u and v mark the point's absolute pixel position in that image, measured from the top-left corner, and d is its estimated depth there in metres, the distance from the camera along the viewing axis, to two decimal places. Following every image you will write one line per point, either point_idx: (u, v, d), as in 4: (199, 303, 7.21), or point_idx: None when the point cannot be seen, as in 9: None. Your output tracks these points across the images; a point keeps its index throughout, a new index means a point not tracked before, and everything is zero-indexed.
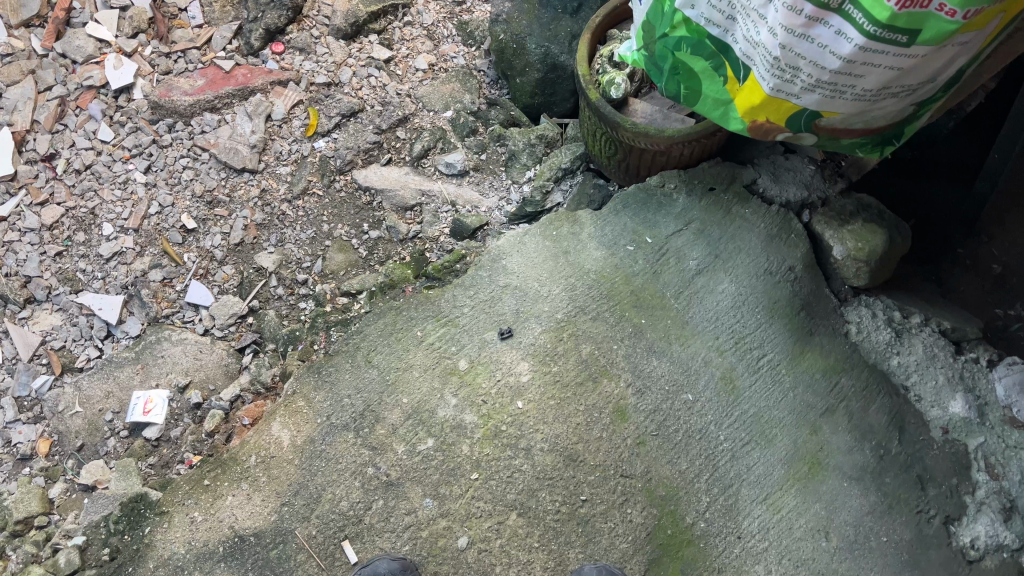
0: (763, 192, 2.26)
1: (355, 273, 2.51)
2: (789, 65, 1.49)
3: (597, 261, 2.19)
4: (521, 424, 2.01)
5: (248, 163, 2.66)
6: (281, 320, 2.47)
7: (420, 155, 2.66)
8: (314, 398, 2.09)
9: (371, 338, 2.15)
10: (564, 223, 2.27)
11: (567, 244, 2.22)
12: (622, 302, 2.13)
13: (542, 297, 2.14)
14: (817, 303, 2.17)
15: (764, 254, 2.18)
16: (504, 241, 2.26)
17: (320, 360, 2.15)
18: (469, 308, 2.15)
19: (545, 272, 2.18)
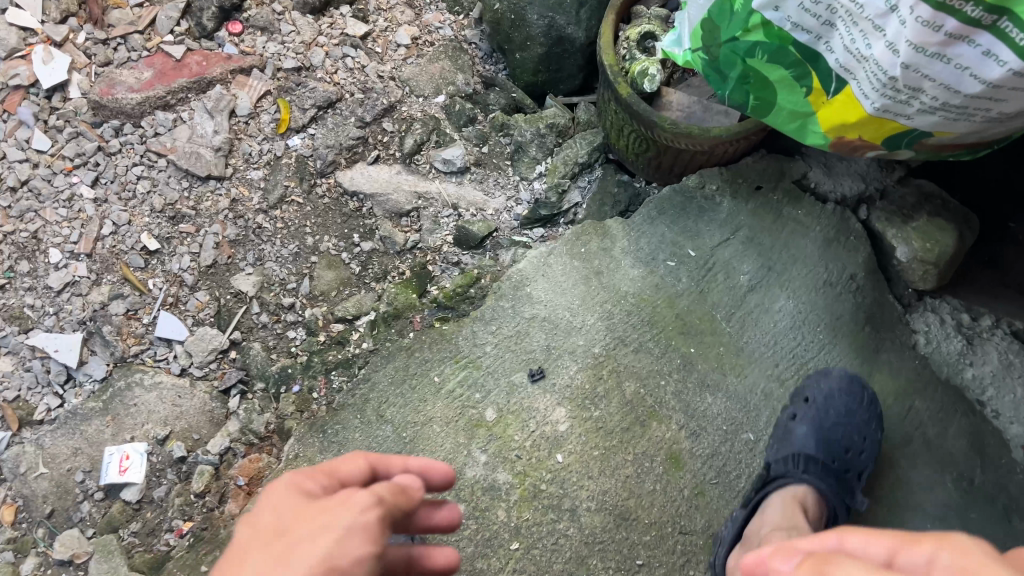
0: (815, 187, 1.98)
1: (350, 294, 2.21)
2: (907, 86, 1.18)
3: (635, 282, 1.92)
4: (564, 481, 1.74)
5: (213, 168, 2.31)
6: (269, 354, 2.18)
7: (412, 151, 2.34)
8: (321, 462, 1.81)
9: (382, 388, 1.86)
10: (593, 235, 1.98)
11: (598, 263, 1.94)
12: (666, 331, 1.86)
13: (576, 329, 1.87)
14: (881, 313, 1.91)
15: (821, 262, 1.91)
16: (526, 262, 1.96)
17: (323, 416, 1.86)
18: (492, 345, 1.87)
19: (575, 298, 1.90)
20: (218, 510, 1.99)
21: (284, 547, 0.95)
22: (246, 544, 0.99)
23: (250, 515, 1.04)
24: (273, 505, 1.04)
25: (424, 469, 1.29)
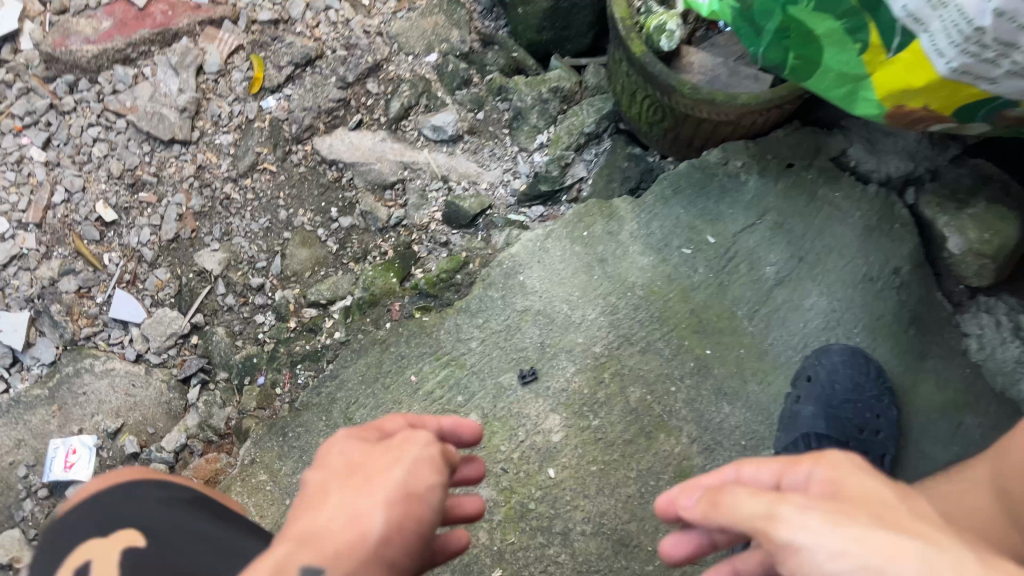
0: (856, 166, 1.69)
1: (326, 276, 1.98)
2: (998, 41, 0.93)
3: (643, 272, 1.66)
4: (555, 501, 1.50)
5: (178, 132, 2.08)
6: (233, 340, 1.96)
7: (399, 116, 2.09)
8: (279, 469, 1.59)
9: (350, 387, 1.63)
10: (597, 216, 1.73)
11: (603, 249, 1.69)
12: (678, 329, 1.61)
13: (574, 325, 1.62)
14: (928, 314, 1.61)
15: (860, 252, 1.62)
16: (520, 246, 1.72)
17: (284, 417, 1.64)
18: (477, 341, 1.63)
19: (575, 289, 1.66)
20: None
21: (358, 486, 0.97)
22: (315, 497, 0.97)
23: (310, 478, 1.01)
24: (333, 460, 1.03)
25: (454, 428, 1.15)
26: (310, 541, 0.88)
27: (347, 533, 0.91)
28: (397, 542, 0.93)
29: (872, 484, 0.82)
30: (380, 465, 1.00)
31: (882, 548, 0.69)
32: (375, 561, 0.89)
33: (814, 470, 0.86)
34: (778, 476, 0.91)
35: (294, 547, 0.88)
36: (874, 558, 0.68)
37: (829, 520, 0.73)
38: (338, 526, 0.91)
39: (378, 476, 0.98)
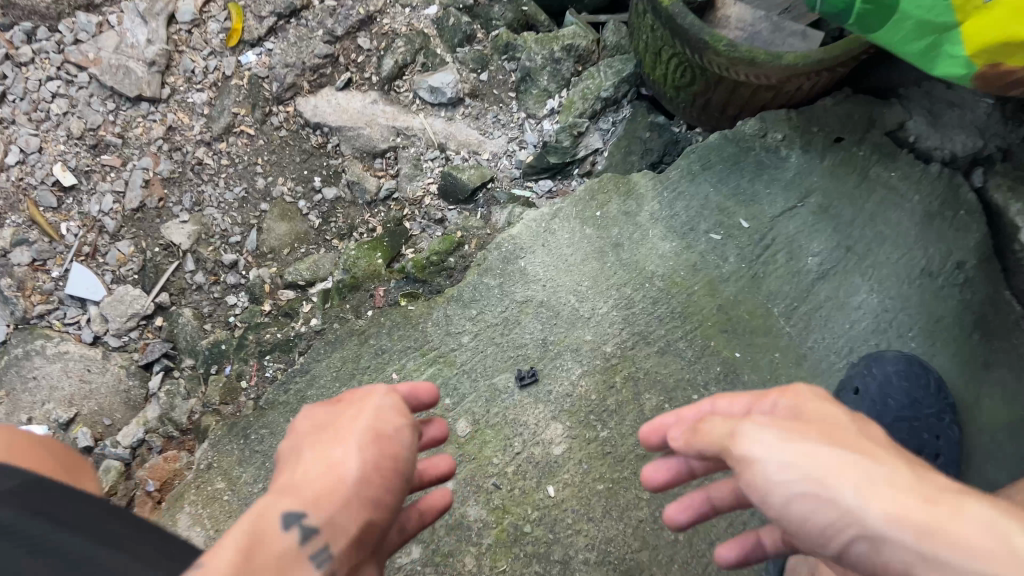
0: (916, 141, 1.44)
1: (307, 254, 1.77)
2: None
3: (665, 260, 1.42)
4: (554, 524, 1.27)
5: (145, 88, 1.87)
6: (202, 324, 1.75)
7: (392, 76, 1.86)
8: (240, 476, 1.39)
9: (323, 384, 1.42)
10: (613, 193, 1.50)
11: (618, 232, 1.46)
12: (703, 327, 1.37)
13: (582, 320, 1.40)
14: (993, 316, 1.35)
15: (918, 243, 1.38)
16: (522, 226, 1.49)
17: (248, 416, 1.44)
18: (470, 336, 1.41)
19: (584, 278, 1.43)
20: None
21: (328, 440, 0.96)
22: (289, 457, 0.97)
23: (286, 448, 1.02)
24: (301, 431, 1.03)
25: (407, 390, 1.09)
26: (290, 493, 0.89)
27: (326, 483, 0.91)
28: (378, 488, 0.94)
29: (840, 417, 0.86)
30: (347, 421, 0.99)
31: (834, 465, 0.77)
32: (357, 504, 0.91)
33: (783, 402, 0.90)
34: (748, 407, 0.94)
35: (273, 501, 0.88)
36: (823, 474, 0.77)
37: (789, 437, 0.81)
38: (319, 475, 0.92)
39: (347, 432, 0.97)
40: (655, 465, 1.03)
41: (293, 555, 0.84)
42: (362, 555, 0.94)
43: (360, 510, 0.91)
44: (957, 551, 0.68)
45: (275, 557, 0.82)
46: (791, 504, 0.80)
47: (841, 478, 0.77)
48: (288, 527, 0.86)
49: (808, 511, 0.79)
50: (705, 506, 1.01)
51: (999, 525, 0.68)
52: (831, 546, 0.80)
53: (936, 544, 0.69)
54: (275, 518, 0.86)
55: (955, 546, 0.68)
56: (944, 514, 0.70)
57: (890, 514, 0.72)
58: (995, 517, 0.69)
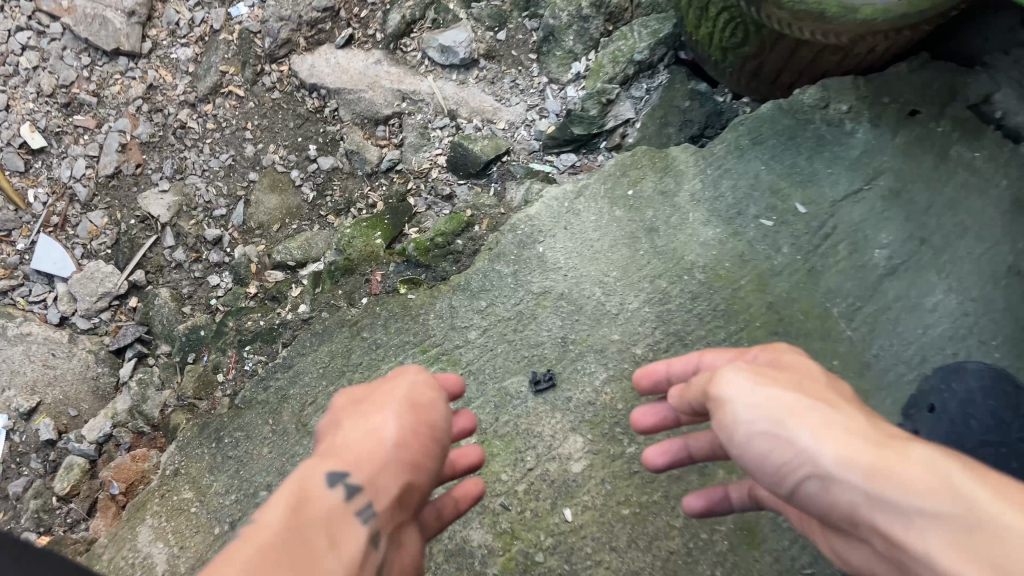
0: (1004, 117, 1.20)
1: (298, 231, 1.58)
2: None
3: (707, 248, 1.22)
4: (570, 554, 1.08)
5: (124, 42, 1.69)
6: (179, 306, 1.56)
7: (399, 33, 1.67)
8: (209, 485, 1.21)
9: (309, 381, 1.24)
10: (647, 169, 1.30)
11: (653, 215, 1.26)
12: (751, 328, 1.17)
13: (608, 317, 1.20)
14: None
15: (1007, 236, 1.15)
16: (542, 205, 1.30)
17: (221, 416, 1.26)
18: (478, 331, 1.23)
19: (612, 267, 1.23)
20: (68, 535, 1.38)
21: (366, 408, 0.86)
22: (327, 430, 0.87)
23: (323, 423, 0.91)
24: (333, 407, 0.92)
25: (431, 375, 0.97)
26: (328, 458, 0.80)
27: (364, 448, 0.81)
28: (421, 456, 0.84)
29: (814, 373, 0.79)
30: (383, 390, 0.89)
31: (793, 407, 0.71)
32: (401, 466, 0.81)
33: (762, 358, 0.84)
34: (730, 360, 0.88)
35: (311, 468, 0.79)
36: (782, 414, 0.71)
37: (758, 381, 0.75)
38: (361, 440, 0.82)
39: (387, 400, 0.87)
40: (642, 409, 0.97)
41: (336, 515, 0.74)
42: (406, 528, 0.82)
43: (404, 475, 0.81)
44: (905, 490, 0.62)
45: (318, 518, 0.73)
46: (746, 445, 0.73)
47: (801, 420, 0.70)
48: (330, 489, 0.76)
49: (763, 455, 0.72)
50: (682, 451, 0.96)
51: (950, 471, 0.61)
52: (784, 495, 0.74)
53: (882, 486, 0.63)
54: (317, 482, 0.77)
55: (902, 483, 0.62)
56: (892, 459, 0.64)
57: (840, 455, 0.66)
58: (945, 462, 0.62)
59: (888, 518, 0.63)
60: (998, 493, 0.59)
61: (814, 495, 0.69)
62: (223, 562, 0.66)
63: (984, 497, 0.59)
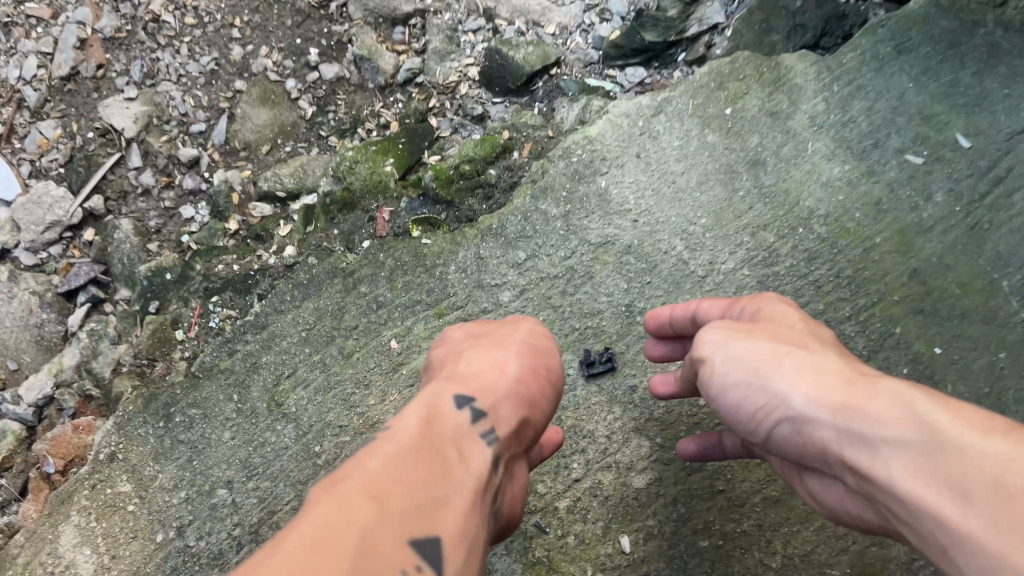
0: None
1: (292, 155, 1.28)
2: None
3: (830, 192, 0.90)
4: None
5: None
6: (143, 241, 1.26)
7: None
8: (152, 477, 0.92)
9: (287, 347, 0.94)
10: (751, 81, 0.97)
11: (756, 144, 0.94)
12: (884, 303, 0.86)
13: (693, 280, 0.90)
14: None
15: None
16: (606, 123, 0.98)
17: (173, 388, 0.96)
18: (513, 292, 0.92)
19: (701, 212, 0.92)
20: None
21: (487, 343, 0.75)
22: (442, 358, 0.75)
23: (432, 350, 0.78)
24: (447, 337, 0.80)
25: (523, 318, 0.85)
26: (448, 381, 0.68)
27: (484, 378, 0.69)
28: (540, 399, 0.71)
29: (797, 320, 0.70)
30: (504, 330, 0.77)
31: (771, 356, 0.65)
32: (520, 400, 0.68)
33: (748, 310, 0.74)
34: (720, 312, 0.77)
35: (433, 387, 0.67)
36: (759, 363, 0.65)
37: (739, 333, 0.69)
38: (479, 368, 0.70)
39: (508, 337, 0.75)
40: (654, 344, 0.85)
41: (461, 432, 0.62)
42: (518, 469, 0.69)
43: (523, 411, 0.68)
44: (868, 429, 0.56)
45: (444, 431, 0.61)
46: (726, 398, 0.68)
47: (778, 367, 0.64)
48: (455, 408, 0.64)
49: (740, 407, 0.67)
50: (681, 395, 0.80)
51: (916, 399, 0.54)
52: (768, 445, 0.69)
53: (852, 423, 0.57)
54: (442, 399, 0.65)
55: (867, 423, 0.56)
56: (861, 396, 0.58)
57: (813, 397, 0.61)
58: (914, 391, 0.55)
59: (859, 455, 0.56)
60: (965, 416, 0.52)
61: (792, 442, 0.64)
62: (352, 464, 0.55)
63: (950, 421, 0.52)
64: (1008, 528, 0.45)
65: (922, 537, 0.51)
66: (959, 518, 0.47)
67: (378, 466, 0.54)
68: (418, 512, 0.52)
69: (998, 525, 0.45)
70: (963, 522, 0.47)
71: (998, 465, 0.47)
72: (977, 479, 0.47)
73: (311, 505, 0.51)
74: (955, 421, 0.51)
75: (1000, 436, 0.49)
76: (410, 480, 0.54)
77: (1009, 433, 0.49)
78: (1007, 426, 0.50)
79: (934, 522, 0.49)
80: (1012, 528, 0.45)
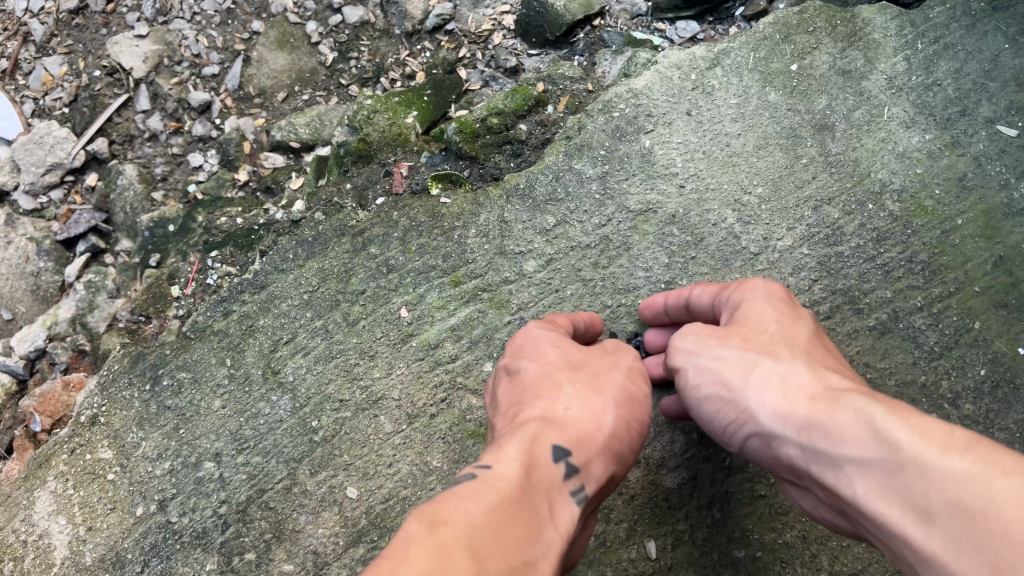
0: None
1: (310, 104, 1.19)
2: None
3: (907, 164, 0.81)
4: None
5: None
6: (147, 187, 1.16)
7: None
8: (133, 445, 0.83)
9: (288, 310, 0.86)
10: (821, 34, 0.87)
11: (821, 106, 0.84)
12: (962, 294, 0.78)
13: (743, 257, 0.80)
14: None
15: None
16: (653, 75, 0.87)
17: (162, 347, 0.87)
18: (539, 262, 0.83)
19: (757, 179, 0.82)
20: None
21: (584, 376, 0.65)
22: (533, 377, 0.64)
23: (514, 361, 0.67)
24: (530, 349, 0.68)
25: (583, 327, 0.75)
26: (543, 419, 0.59)
27: (580, 424, 0.59)
28: (630, 451, 0.62)
29: (767, 311, 0.65)
30: (600, 364, 0.66)
31: (738, 363, 0.61)
32: (611, 456, 0.60)
33: (728, 298, 0.68)
34: (712, 297, 0.70)
35: (526, 426, 0.58)
36: (725, 371, 0.61)
37: (707, 334, 0.64)
38: (575, 414, 0.61)
39: (607, 376, 0.65)
40: (655, 331, 0.77)
41: (553, 487, 0.54)
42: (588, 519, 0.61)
43: (612, 468, 0.60)
44: (833, 449, 0.52)
45: (536, 486, 0.53)
46: (693, 406, 0.65)
47: (744, 375, 0.60)
48: (550, 460, 0.55)
49: (708, 416, 0.63)
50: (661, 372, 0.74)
51: (874, 411, 0.51)
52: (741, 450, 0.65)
53: (816, 440, 0.54)
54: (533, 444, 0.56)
55: (832, 441, 0.52)
56: (824, 408, 0.54)
57: (777, 410, 0.57)
58: (874, 404, 0.51)
59: (823, 471, 0.53)
60: (924, 426, 0.48)
61: (762, 452, 0.61)
62: (445, 505, 0.48)
63: (909, 435, 0.48)
64: (976, 553, 0.42)
65: (893, 552, 0.49)
66: (925, 541, 0.45)
67: (476, 517, 0.47)
68: None
69: (965, 550, 0.43)
70: (930, 545, 0.45)
71: (960, 485, 0.44)
72: (938, 501, 0.45)
73: (407, 547, 0.43)
74: (919, 440, 0.47)
75: (962, 450, 0.46)
76: (507, 542, 0.46)
77: (972, 443, 0.46)
78: (968, 436, 0.47)
79: (904, 544, 0.47)
80: (975, 551, 0.42)
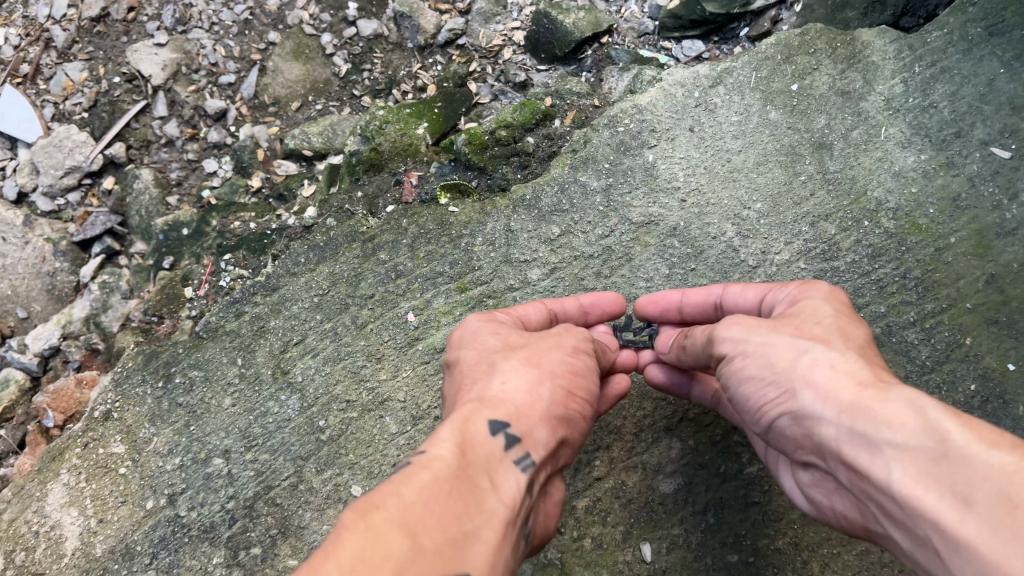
0: None
1: (323, 113, 1.22)
2: None
3: (902, 183, 0.84)
4: None
5: None
6: (162, 191, 1.19)
7: None
8: (145, 441, 0.85)
9: (298, 313, 0.88)
10: (821, 56, 0.90)
11: (819, 125, 0.87)
12: (954, 310, 0.79)
13: (741, 270, 0.82)
14: None
15: None
16: (658, 91, 0.90)
17: (175, 346, 0.90)
18: (543, 270, 0.85)
19: (756, 195, 0.84)
20: None
21: (518, 353, 0.66)
22: (471, 365, 0.66)
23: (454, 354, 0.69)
24: (470, 338, 0.70)
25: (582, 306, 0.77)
26: (479, 399, 0.61)
27: (517, 398, 0.61)
28: (577, 415, 0.65)
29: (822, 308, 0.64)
30: (540, 342, 0.68)
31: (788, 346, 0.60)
32: (556, 421, 0.62)
33: (789, 294, 0.67)
34: (759, 299, 0.70)
35: (462, 408, 0.60)
36: (774, 353, 0.60)
37: (759, 320, 0.64)
38: (512, 388, 0.62)
39: (544, 351, 0.67)
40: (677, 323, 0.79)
41: (494, 458, 0.55)
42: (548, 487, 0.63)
43: (559, 432, 0.62)
44: (876, 429, 0.52)
45: (475, 462, 0.54)
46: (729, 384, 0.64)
47: (793, 358, 0.59)
48: (489, 433, 0.57)
49: (744, 394, 0.63)
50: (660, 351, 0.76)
51: (927, 403, 0.51)
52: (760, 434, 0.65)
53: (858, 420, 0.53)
54: (471, 424, 0.58)
55: (878, 422, 0.52)
56: (872, 392, 0.54)
57: (821, 391, 0.56)
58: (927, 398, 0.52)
59: (857, 452, 0.53)
60: (977, 424, 0.49)
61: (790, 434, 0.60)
62: (380, 492, 0.50)
63: (960, 427, 0.48)
64: (1012, 540, 0.43)
65: (917, 539, 0.49)
66: (959, 524, 0.45)
67: (409, 497, 0.49)
68: (451, 551, 0.46)
69: (1002, 538, 0.43)
70: (963, 529, 0.45)
71: (1009, 477, 0.45)
72: (983, 490, 0.45)
73: (337, 538, 0.45)
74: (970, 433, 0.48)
75: (1011, 449, 0.46)
76: (443, 513, 0.48)
77: (1020, 446, 0.47)
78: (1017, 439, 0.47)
79: (932, 526, 0.47)
80: (1013, 539, 0.43)
